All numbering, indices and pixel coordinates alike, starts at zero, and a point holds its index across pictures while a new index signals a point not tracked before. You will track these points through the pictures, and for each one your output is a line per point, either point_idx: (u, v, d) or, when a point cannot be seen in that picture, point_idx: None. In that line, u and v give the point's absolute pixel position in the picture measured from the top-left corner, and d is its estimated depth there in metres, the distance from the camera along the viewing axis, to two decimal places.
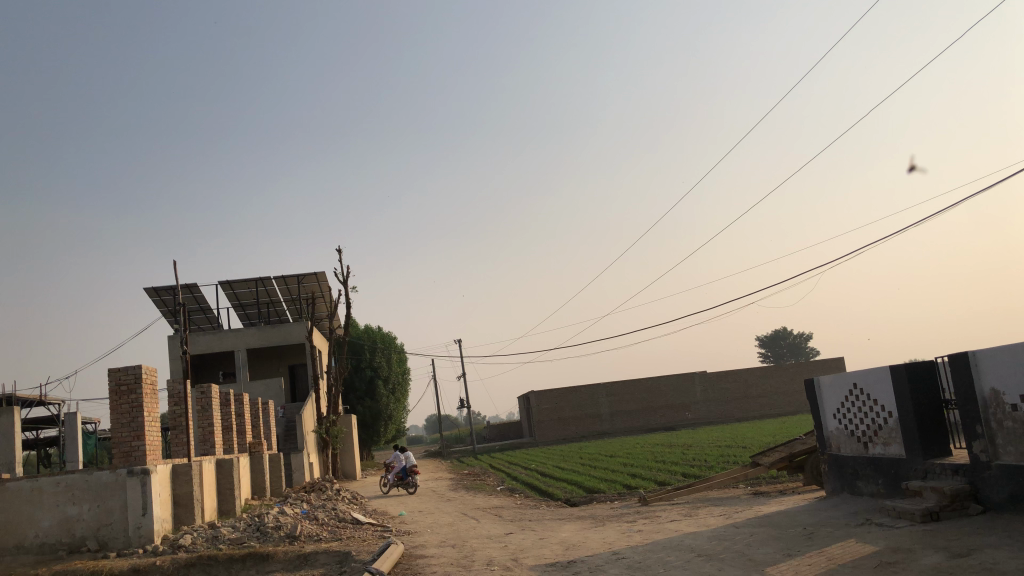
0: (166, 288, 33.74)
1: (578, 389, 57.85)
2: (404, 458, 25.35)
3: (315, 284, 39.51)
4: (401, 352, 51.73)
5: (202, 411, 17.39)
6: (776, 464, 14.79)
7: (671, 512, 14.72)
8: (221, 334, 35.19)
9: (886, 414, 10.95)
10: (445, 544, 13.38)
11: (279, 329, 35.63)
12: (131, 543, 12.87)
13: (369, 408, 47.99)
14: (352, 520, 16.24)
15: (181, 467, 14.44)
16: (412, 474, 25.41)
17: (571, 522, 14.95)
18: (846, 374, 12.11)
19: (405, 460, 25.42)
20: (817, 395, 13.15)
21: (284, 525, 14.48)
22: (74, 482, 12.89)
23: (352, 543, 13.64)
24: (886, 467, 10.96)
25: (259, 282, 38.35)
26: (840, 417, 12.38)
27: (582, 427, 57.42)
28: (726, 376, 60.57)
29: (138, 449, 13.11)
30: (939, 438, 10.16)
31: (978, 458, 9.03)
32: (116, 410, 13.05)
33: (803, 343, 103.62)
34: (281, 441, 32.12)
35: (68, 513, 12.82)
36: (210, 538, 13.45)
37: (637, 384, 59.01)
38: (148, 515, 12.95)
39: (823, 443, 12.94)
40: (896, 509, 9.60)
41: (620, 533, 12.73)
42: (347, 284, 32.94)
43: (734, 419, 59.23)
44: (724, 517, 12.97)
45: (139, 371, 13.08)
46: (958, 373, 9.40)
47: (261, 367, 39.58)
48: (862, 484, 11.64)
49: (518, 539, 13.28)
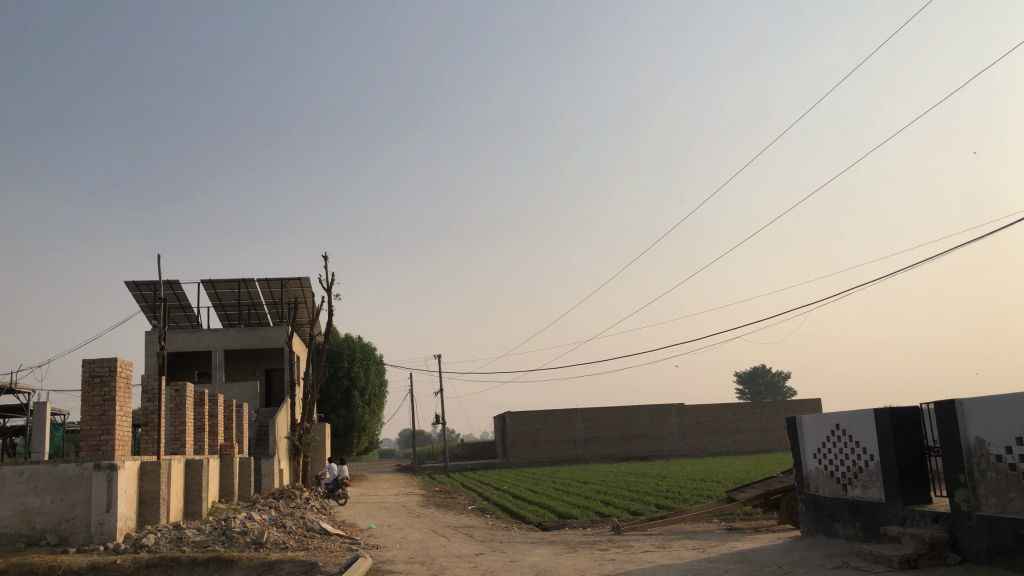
0: (147, 283, 33.37)
1: (555, 413, 57.64)
2: (337, 470, 25.34)
3: (298, 289, 39.17)
4: (379, 363, 51.37)
5: (175, 410, 17.09)
6: (752, 500, 14.71)
7: (644, 542, 14.52)
8: (199, 333, 34.76)
9: (867, 457, 10.90)
10: (414, 561, 13.16)
11: (259, 332, 35.24)
12: (92, 539, 12.55)
13: (343, 418, 47.51)
14: (320, 530, 15.97)
15: (149, 464, 14.14)
16: (342, 485, 25.34)
17: (543, 546, 14.78)
18: (829, 414, 12.05)
19: (338, 471, 25.47)
20: (798, 433, 13.09)
21: (251, 531, 14.19)
22: (38, 473, 12.57)
23: (319, 554, 13.37)
24: (863, 510, 10.91)
25: (241, 283, 38.03)
26: (820, 457, 12.31)
27: (556, 452, 57.14)
28: (703, 410, 60.58)
29: (106, 444, 12.82)
30: (919, 484, 10.12)
31: (959, 507, 8.99)
32: (87, 402, 12.80)
33: (780, 382, 104.18)
34: (253, 445, 31.68)
35: (29, 504, 12.49)
36: (174, 539, 13.14)
37: (613, 412, 58.89)
38: (113, 512, 12.66)
39: (802, 482, 12.86)
40: (872, 554, 9.53)
41: (592, 561, 12.54)
42: (330, 290, 32.61)
43: (708, 453, 59.19)
44: (698, 551, 12.82)
45: (114, 364, 12.83)
46: (943, 421, 9.36)
47: (237, 370, 39.10)
48: (838, 525, 11.57)
49: (488, 561, 13.07)
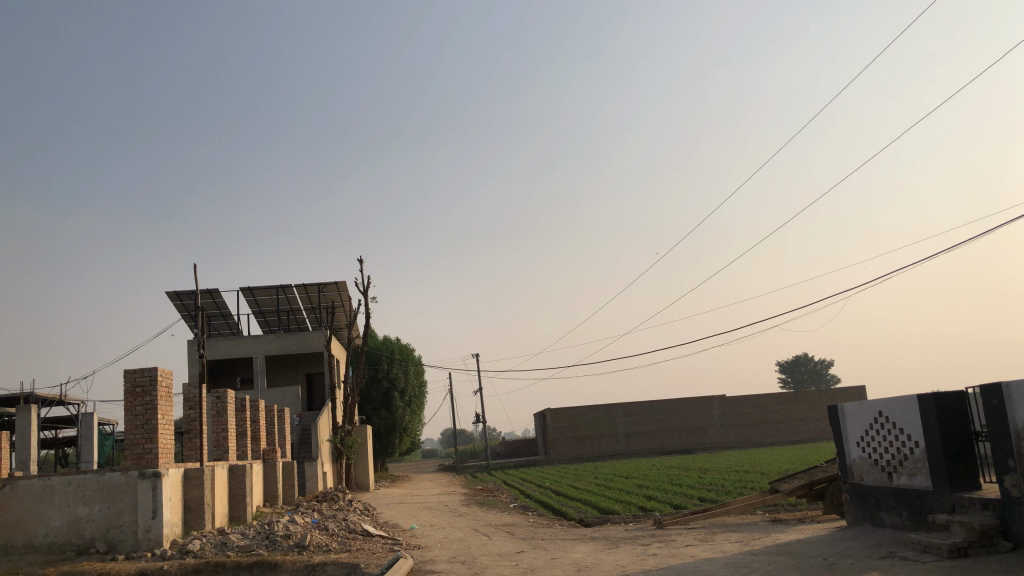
0: (187, 292, 33.94)
1: (595, 408, 57.45)
2: None
3: (335, 293, 39.49)
4: (418, 364, 51.62)
5: (217, 416, 17.29)
6: (795, 491, 14.46)
7: (686, 536, 14.35)
8: (240, 340, 35.21)
9: (912, 444, 10.65)
10: (456, 560, 13.17)
11: (297, 337, 35.58)
12: (139, 546, 12.75)
13: (384, 419, 47.82)
14: (362, 532, 16.07)
15: (193, 471, 14.34)
16: None
17: (584, 543, 14.71)
18: (871, 402, 11.80)
19: None
20: (840, 421, 12.85)
21: (293, 534, 14.32)
22: (85, 482, 12.80)
23: (361, 555, 13.45)
24: (910, 498, 10.65)
25: (279, 289, 38.48)
26: (863, 445, 12.07)
27: (598, 447, 56.92)
28: (746, 401, 59.89)
29: (150, 452, 13.03)
30: (967, 471, 9.85)
31: (1009, 492, 8.73)
32: (130, 411, 13.01)
33: (824, 370, 102.66)
34: (296, 449, 32.03)
35: (78, 513, 12.74)
36: (219, 544, 13.31)
37: (654, 405, 58.47)
38: (158, 518, 12.84)
39: (846, 471, 12.61)
40: (920, 543, 9.30)
41: (633, 556, 12.45)
42: (366, 293, 32.84)
43: (752, 444, 58.53)
44: (742, 544, 12.65)
45: (155, 373, 13.03)
46: (991, 406, 9.10)
47: (279, 375, 39.60)
48: (884, 515, 11.32)
49: (530, 558, 13.03)
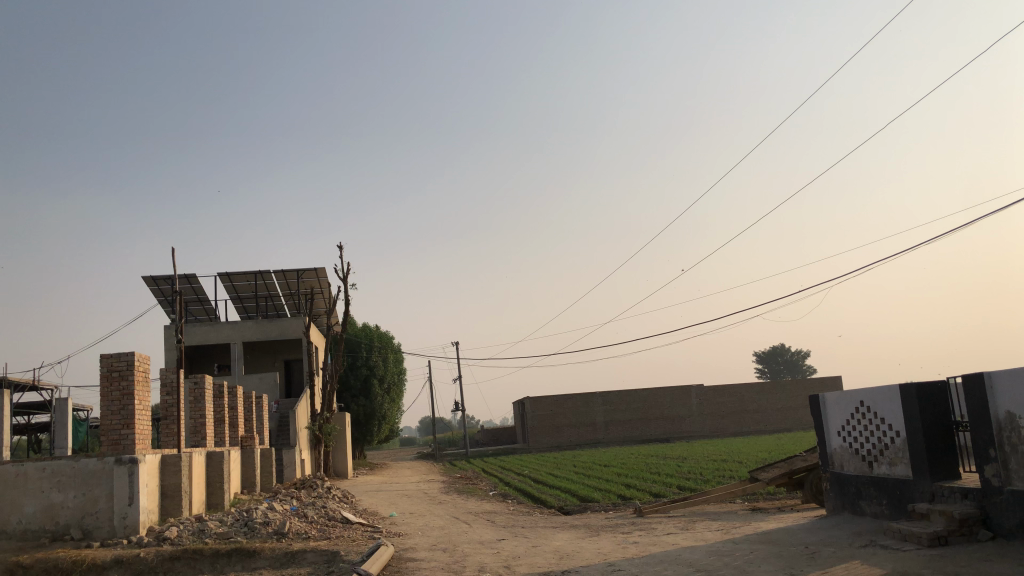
0: (164, 277, 33.56)
1: (574, 396, 57.60)
2: None
3: (315, 280, 39.20)
4: (397, 351, 51.43)
5: (194, 402, 17.08)
6: (775, 480, 14.53)
7: (667, 524, 14.36)
8: (217, 326, 34.87)
9: (893, 433, 10.71)
10: (436, 548, 13.10)
11: (276, 324, 35.28)
12: (115, 533, 12.58)
13: (363, 407, 47.64)
14: (342, 519, 15.98)
15: (170, 457, 14.16)
16: None
17: (565, 531, 14.70)
18: (853, 391, 11.85)
19: None
20: (821, 409, 12.91)
21: (272, 521, 14.20)
22: (60, 469, 12.59)
23: (341, 542, 13.37)
24: (890, 487, 10.73)
25: (258, 275, 38.16)
26: (844, 434, 12.13)
27: (577, 435, 57.11)
28: (723, 391, 60.29)
29: (127, 438, 12.84)
30: (948, 460, 9.91)
31: (989, 482, 8.79)
32: (106, 396, 12.79)
33: (800, 360, 103.64)
34: (274, 436, 31.82)
35: (52, 500, 12.53)
36: (196, 531, 13.15)
37: (633, 394, 58.73)
38: (135, 505, 12.68)
39: (826, 460, 12.68)
40: (901, 532, 9.36)
41: (615, 544, 12.44)
42: (346, 280, 32.60)
43: (729, 433, 58.94)
44: (722, 532, 12.68)
45: (132, 358, 12.84)
46: (972, 396, 9.15)
47: (257, 361, 39.30)
48: (864, 503, 11.42)
49: (511, 546, 12.97)
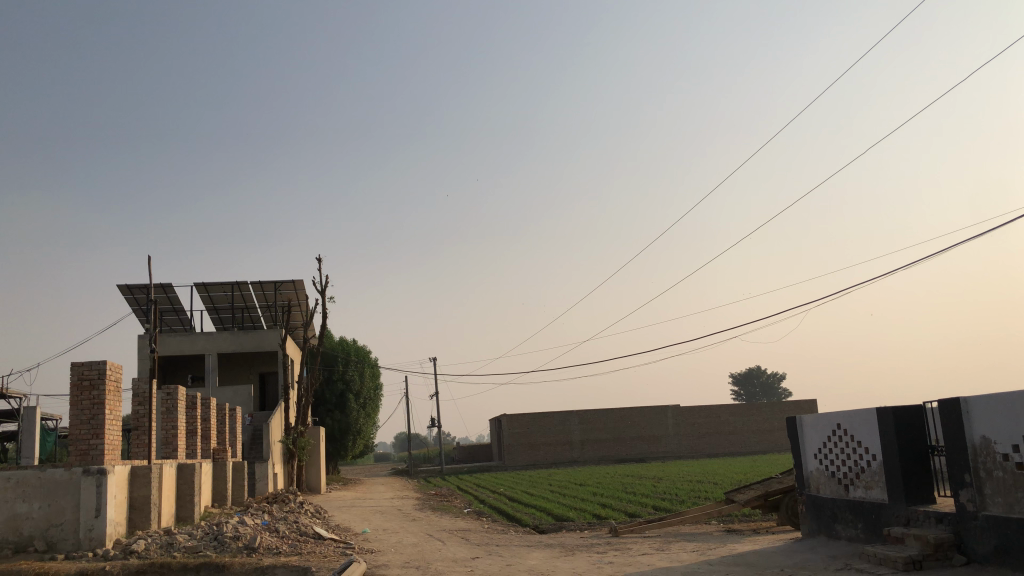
0: (140, 286, 33.17)
1: (550, 415, 57.49)
2: None
3: (292, 292, 38.91)
4: (374, 366, 51.12)
5: (166, 413, 16.79)
6: (750, 502, 14.51)
7: (642, 545, 14.29)
8: (192, 336, 34.45)
9: (869, 457, 10.73)
10: (409, 566, 12.91)
11: (252, 336, 34.92)
12: (80, 545, 12.30)
13: (338, 421, 47.21)
14: (314, 535, 15.75)
15: (140, 469, 13.90)
16: None
17: (540, 550, 14.57)
18: (830, 414, 11.87)
19: None
20: (798, 432, 12.92)
21: (243, 536, 13.96)
22: (26, 478, 12.33)
23: (313, 558, 13.14)
24: (865, 511, 10.75)
25: (235, 286, 37.83)
26: (821, 457, 12.15)
27: (552, 454, 56.94)
28: (699, 412, 60.46)
29: (95, 448, 12.58)
30: (923, 484, 9.96)
31: (964, 507, 8.83)
32: (76, 405, 12.55)
33: (776, 383, 104.18)
34: (247, 449, 31.43)
35: (17, 511, 12.25)
36: (165, 544, 12.90)
37: (609, 414, 58.70)
38: (101, 517, 12.41)
39: (802, 483, 12.69)
40: (877, 555, 9.35)
41: (590, 564, 12.34)
42: (324, 292, 32.38)
43: (705, 454, 59.02)
44: (697, 553, 12.63)
45: (104, 367, 12.62)
46: (948, 420, 9.20)
47: (231, 373, 38.86)
48: (840, 526, 11.41)
49: (484, 565, 12.85)
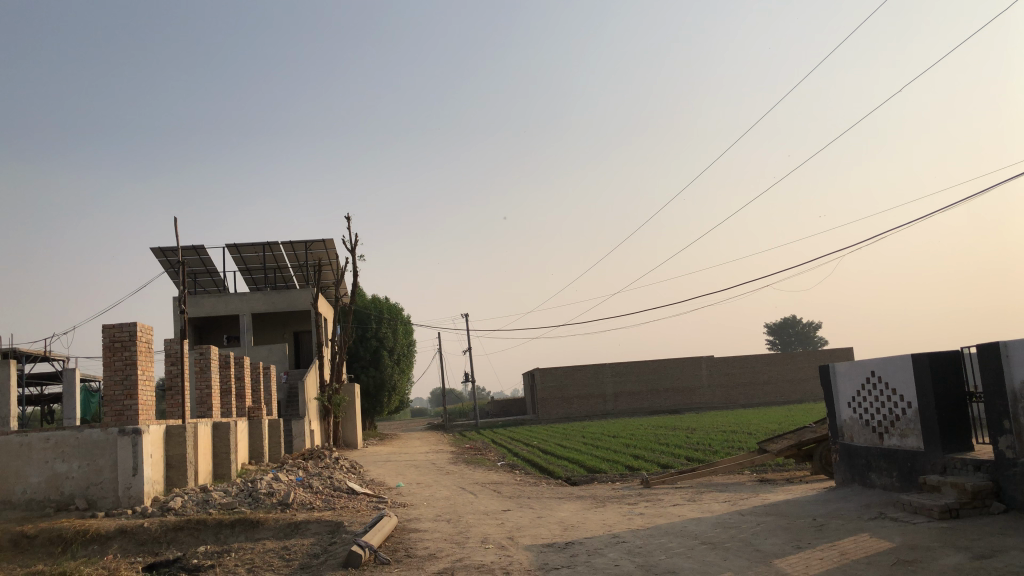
0: (172, 249, 33.51)
1: (583, 367, 57.57)
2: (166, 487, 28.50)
3: (323, 251, 39.02)
4: (407, 323, 51.41)
5: (200, 373, 16.94)
6: (784, 452, 14.33)
7: (674, 496, 14.23)
8: (226, 297, 34.81)
9: (904, 405, 10.48)
10: (440, 519, 12.96)
11: (285, 295, 35.19)
12: (120, 503, 12.56)
13: (373, 378, 47.69)
14: (347, 490, 15.93)
15: (174, 428, 14.09)
16: None
17: (571, 502, 14.58)
18: (865, 361, 11.60)
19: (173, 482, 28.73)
20: (831, 380, 12.67)
21: (277, 492, 14.15)
22: (64, 439, 12.55)
23: (345, 513, 13.25)
24: (901, 459, 10.53)
25: (266, 246, 37.99)
26: (855, 405, 11.91)
27: (586, 407, 57.16)
28: (734, 362, 60.11)
29: (130, 409, 12.75)
30: (959, 431, 9.71)
31: (1003, 454, 8.57)
32: (109, 366, 12.72)
33: (811, 332, 103.22)
34: (284, 407, 31.93)
35: (57, 471, 12.49)
36: (201, 502, 13.12)
37: (642, 365, 58.63)
38: (139, 476, 12.61)
39: (836, 431, 12.49)
40: (912, 504, 9.17)
41: (620, 515, 12.28)
42: (354, 250, 32.39)
43: (740, 404, 58.85)
44: (729, 503, 12.53)
45: (134, 329, 12.73)
46: (987, 364, 8.89)
47: (267, 332, 39.35)
48: (874, 476, 11.23)
49: (515, 517, 12.86)
